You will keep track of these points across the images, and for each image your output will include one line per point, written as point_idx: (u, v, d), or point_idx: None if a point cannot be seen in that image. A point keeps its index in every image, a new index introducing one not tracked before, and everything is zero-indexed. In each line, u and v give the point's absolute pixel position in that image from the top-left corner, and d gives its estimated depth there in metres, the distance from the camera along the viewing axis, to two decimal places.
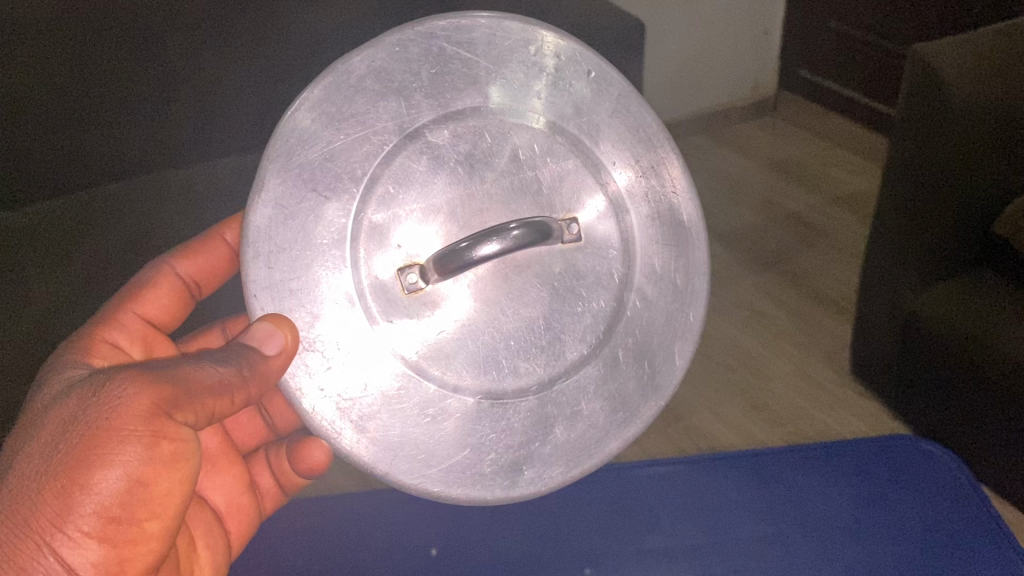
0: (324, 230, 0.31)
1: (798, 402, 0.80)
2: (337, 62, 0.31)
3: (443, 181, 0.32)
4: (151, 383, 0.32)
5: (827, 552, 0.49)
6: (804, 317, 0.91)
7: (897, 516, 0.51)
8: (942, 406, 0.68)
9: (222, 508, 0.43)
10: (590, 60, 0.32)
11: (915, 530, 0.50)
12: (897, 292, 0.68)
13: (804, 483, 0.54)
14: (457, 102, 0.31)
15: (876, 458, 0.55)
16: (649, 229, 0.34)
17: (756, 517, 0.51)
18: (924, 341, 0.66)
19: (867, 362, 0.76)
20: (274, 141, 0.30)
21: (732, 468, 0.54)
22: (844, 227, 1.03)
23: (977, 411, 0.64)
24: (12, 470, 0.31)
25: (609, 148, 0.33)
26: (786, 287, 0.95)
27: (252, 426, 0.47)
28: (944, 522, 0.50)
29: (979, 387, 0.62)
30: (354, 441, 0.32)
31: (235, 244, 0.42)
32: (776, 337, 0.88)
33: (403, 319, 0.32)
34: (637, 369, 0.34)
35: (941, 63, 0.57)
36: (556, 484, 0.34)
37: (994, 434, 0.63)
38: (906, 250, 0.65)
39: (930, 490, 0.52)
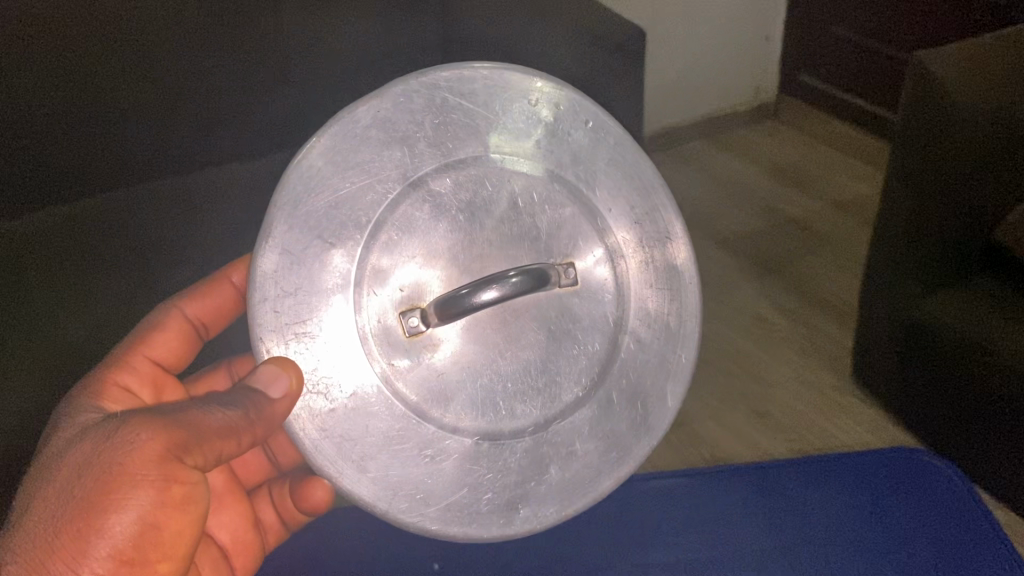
0: (332, 276, 0.32)
1: (801, 410, 0.82)
2: (344, 112, 0.32)
3: (444, 228, 0.33)
4: (163, 427, 0.33)
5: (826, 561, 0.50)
6: (806, 322, 0.92)
7: (898, 527, 0.52)
8: (946, 410, 0.69)
9: (227, 544, 0.44)
10: (588, 110, 0.34)
11: (914, 540, 0.51)
12: (899, 300, 0.68)
13: (804, 494, 0.54)
14: (458, 152, 0.33)
15: (876, 469, 0.56)
16: (645, 274, 0.35)
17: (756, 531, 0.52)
18: (927, 347, 0.67)
19: (870, 366, 0.77)
20: (283, 186, 0.32)
21: (733, 480, 0.55)
22: (845, 232, 1.05)
23: (981, 414, 0.65)
24: (30, 514, 0.32)
25: (606, 196, 0.34)
26: (788, 293, 0.96)
27: (256, 463, 0.48)
28: (944, 532, 0.51)
29: (982, 391, 0.63)
30: (355, 481, 0.33)
31: (241, 285, 0.43)
32: (779, 343, 0.90)
33: (403, 361, 0.33)
34: (631, 411, 0.35)
35: (942, 71, 0.58)
36: (552, 521, 0.35)
37: (998, 437, 0.64)
38: (907, 258, 0.66)
39: (930, 500, 0.53)
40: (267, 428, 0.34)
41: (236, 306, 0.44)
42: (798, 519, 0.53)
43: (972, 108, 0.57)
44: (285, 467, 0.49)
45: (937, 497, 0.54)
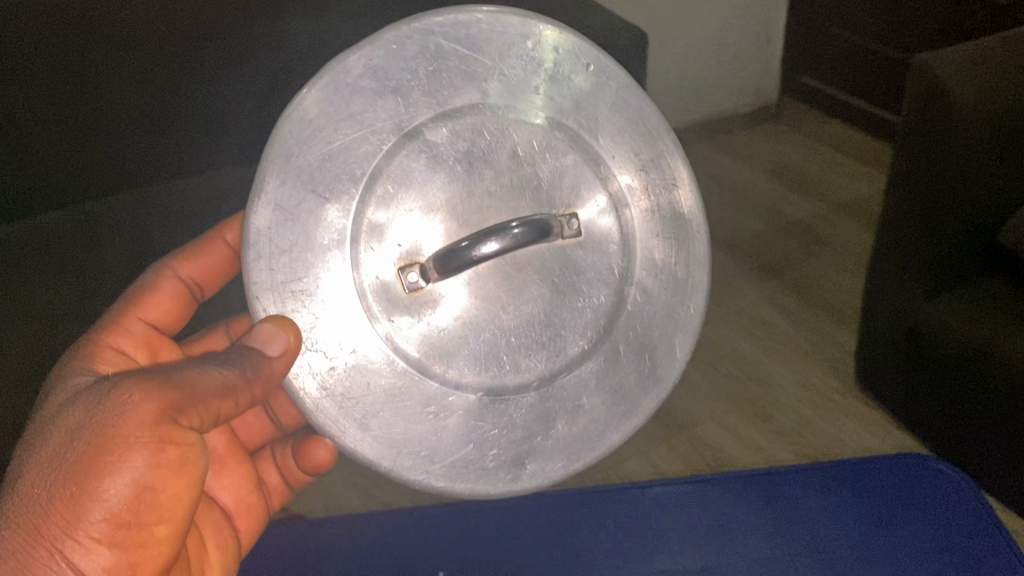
0: (327, 232, 0.31)
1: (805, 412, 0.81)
2: (334, 62, 0.31)
3: (442, 178, 0.32)
4: (157, 388, 0.32)
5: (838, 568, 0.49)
6: (808, 326, 0.91)
7: (909, 533, 0.51)
8: (950, 418, 0.68)
9: (231, 506, 0.44)
10: (589, 53, 0.33)
11: (926, 543, 0.50)
12: (902, 306, 0.68)
13: (810, 502, 0.53)
14: (454, 100, 0.32)
15: (884, 476, 0.55)
16: (650, 222, 0.34)
17: (768, 536, 0.51)
18: (930, 354, 0.66)
19: (873, 375, 0.76)
20: (273, 140, 0.31)
21: (743, 487, 0.54)
22: (846, 236, 1.04)
23: (986, 421, 0.64)
24: (21, 481, 0.31)
25: (609, 142, 0.33)
26: (789, 294, 0.96)
27: (258, 424, 0.47)
28: (956, 538, 0.50)
29: (987, 397, 0.62)
30: (358, 439, 0.32)
31: (235, 244, 0.43)
32: (780, 347, 0.89)
33: (404, 317, 0.32)
34: (639, 362, 0.34)
35: (944, 74, 0.57)
36: (559, 477, 0.34)
37: (1004, 445, 0.63)
38: (909, 263, 0.65)
39: (941, 506, 0.52)
40: (266, 387, 0.34)
41: (231, 264, 0.44)
42: (806, 526, 0.52)
43: (974, 108, 0.57)
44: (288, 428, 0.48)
45: (949, 503, 0.52)
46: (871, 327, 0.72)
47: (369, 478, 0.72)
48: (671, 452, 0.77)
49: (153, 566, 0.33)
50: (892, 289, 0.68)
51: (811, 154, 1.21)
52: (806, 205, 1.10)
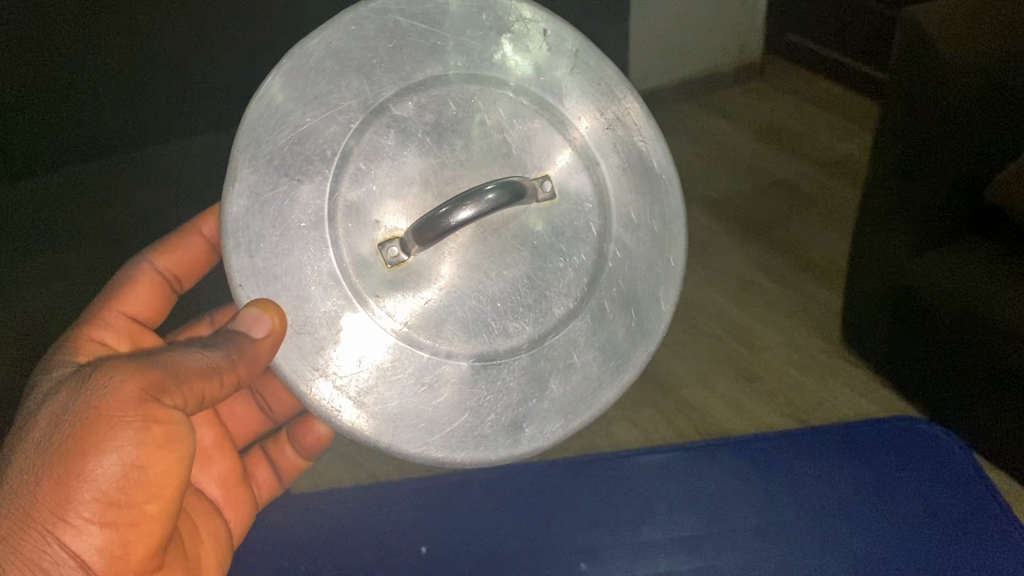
0: (301, 213, 0.32)
1: (792, 372, 0.82)
2: (294, 47, 0.31)
3: (413, 151, 0.32)
4: (140, 370, 0.33)
5: (830, 540, 0.50)
6: (792, 285, 0.92)
7: (900, 499, 0.52)
8: (937, 374, 0.69)
9: (219, 499, 0.44)
10: (544, 18, 0.33)
11: (921, 509, 0.52)
12: (888, 263, 0.68)
13: (804, 469, 0.54)
14: (418, 74, 0.32)
15: (877, 439, 0.56)
16: (621, 178, 0.34)
17: (756, 506, 0.52)
18: (915, 310, 0.67)
19: (860, 335, 0.77)
20: (240, 132, 0.31)
21: (729, 454, 0.55)
22: (834, 193, 1.04)
23: (965, 372, 0.65)
24: (11, 466, 0.32)
25: (574, 104, 0.33)
26: (772, 253, 0.97)
27: (248, 417, 0.48)
28: (948, 505, 0.52)
29: (971, 352, 0.63)
30: (355, 417, 0.32)
31: (212, 236, 0.42)
32: (764, 307, 0.90)
33: (394, 294, 0.33)
34: (625, 317, 0.34)
35: (930, 26, 0.57)
36: (557, 438, 0.34)
37: (989, 399, 0.64)
38: (894, 224, 0.66)
39: (932, 471, 0.54)
40: (250, 368, 0.33)
41: (208, 256, 0.43)
42: (793, 489, 0.53)
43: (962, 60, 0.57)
44: (282, 417, 0.49)
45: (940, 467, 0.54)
46: (856, 287, 0.74)
47: (355, 449, 0.73)
48: (658, 414, 0.78)
49: (147, 545, 0.34)
50: (880, 247, 0.68)
51: (794, 112, 1.22)
52: (792, 162, 1.11)
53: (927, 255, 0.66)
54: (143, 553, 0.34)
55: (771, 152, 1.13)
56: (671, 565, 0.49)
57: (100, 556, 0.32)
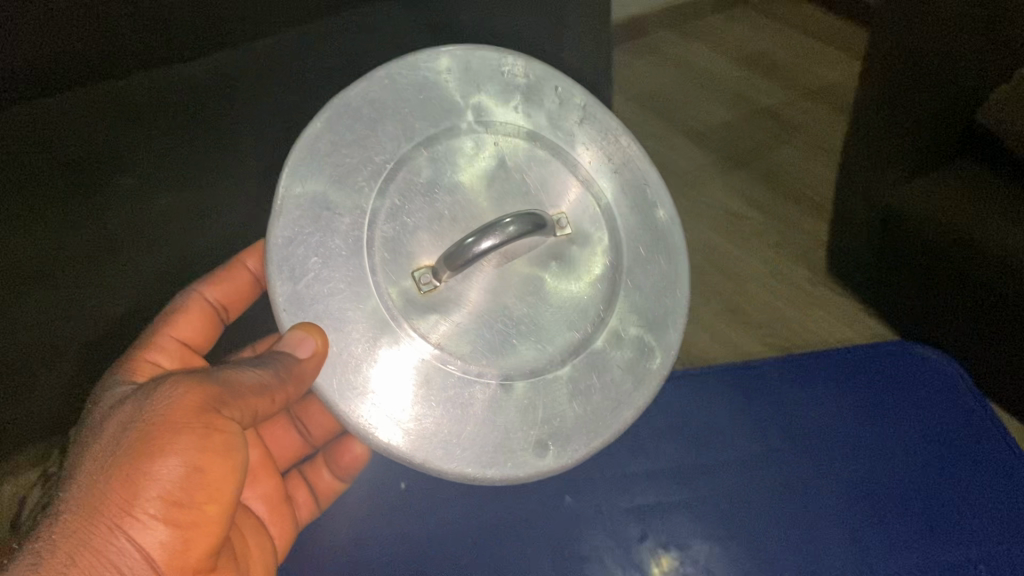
0: (342, 242, 0.35)
1: (774, 303, 0.90)
2: (335, 97, 0.35)
3: (443, 191, 0.36)
4: (200, 386, 0.37)
5: (829, 471, 0.55)
6: (776, 215, 1.00)
7: (900, 428, 0.57)
8: (928, 296, 0.73)
9: (264, 514, 0.48)
10: (555, 77, 0.38)
11: (919, 439, 0.57)
12: (879, 190, 0.72)
13: (796, 396, 0.59)
14: (445, 122, 0.36)
15: (871, 365, 0.61)
16: (631, 217, 0.38)
17: (751, 436, 0.57)
18: (903, 235, 0.71)
19: (850, 256, 0.82)
20: (285, 171, 0.34)
21: (721, 379, 0.60)
22: (817, 121, 1.12)
23: (951, 291, 0.70)
24: (84, 465, 0.36)
25: (583, 150, 0.38)
26: (757, 184, 1.04)
27: (288, 440, 0.54)
28: (943, 431, 0.57)
29: (955, 273, 0.68)
30: (394, 435, 0.35)
31: (256, 270, 0.46)
32: (750, 236, 0.97)
33: (422, 316, 0.36)
34: (638, 342, 0.38)
35: None
36: (582, 456, 0.36)
37: (977, 315, 0.68)
38: (885, 151, 0.70)
39: (930, 398, 0.59)
40: (296, 387, 0.37)
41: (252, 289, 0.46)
42: (786, 419, 0.58)
43: None
44: (317, 440, 0.55)
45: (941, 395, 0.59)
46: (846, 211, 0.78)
47: None
48: None
49: (205, 544, 0.37)
50: (872, 174, 0.72)
51: (780, 39, 1.28)
52: (778, 92, 1.18)
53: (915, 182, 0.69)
54: (201, 550, 0.37)
55: (757, 82, 1.20)
56: (657, 496, 0.54)
57: (163, 549, 0.35)
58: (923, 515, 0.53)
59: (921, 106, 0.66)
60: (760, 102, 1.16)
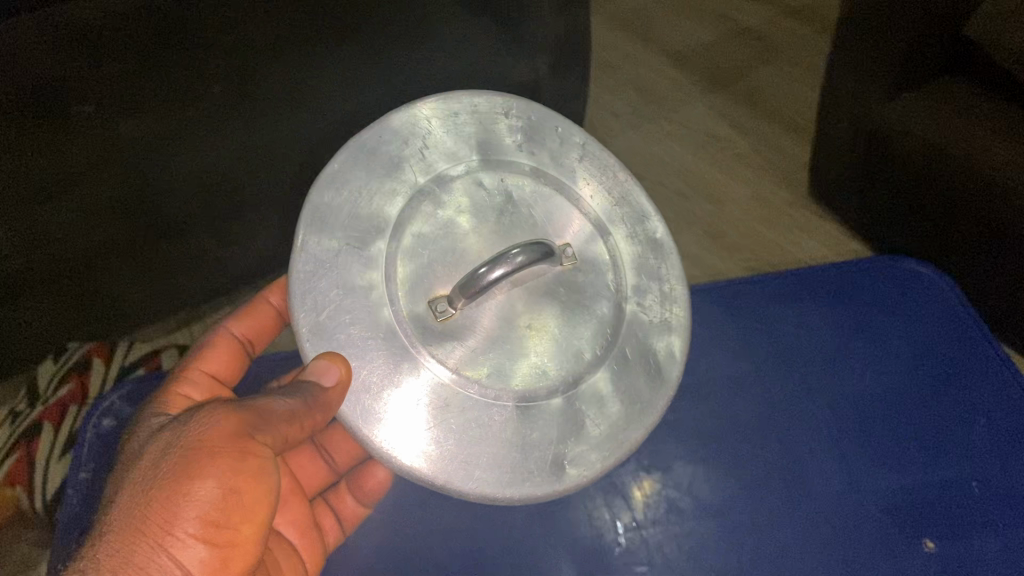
0: (360, 275, 0.37)
1: (756, 224, 0.95)
2: (352, 141, 0.38)
3: (457, 224, 0.39)
4: (235, 412, 0.41)
5: (811, 385, 0.63)
6: (758, 133, 1.04)
7: (887, 344, 0.65)
8: (912, 216, 0.78)
9: (296, 539, 0.50)
10: (555, 119, 0.43)
11: (910, 359, 0.64)
12: (862, 110, 0.76)
13: (785, 316, 0.67)
14: (455, 164, 0.40)
15: (860, 283, 0.68)
16: (633, 245, 0.42)
17: (739, 355, 0.65)
18: (886, 155, 0.75)
19: (834, 178, 0.87)
20: (305, 210, 0.37)
21: (712, 299, 0.68)
22: (798, 42, 1.16)
23: (933, 209, 0.74)
24: (124, 491, 0.38)
25: (583, 184, 0.42)
26: (738, 103, 1.08)
27: (313, 468, 0.56)
28: (933, 351, 0.64)
29: (937, 190, 0.71)
30: (416, 461, 0.37)
31: (276, 306, 0.52)
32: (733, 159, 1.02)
33: (437, 342, 0.38)
34: (644, 364, 0.41)
35: None
36: (597, 471, 0.39)
37: (959, 230, 0.72)
38: (865, 68, 0.73)
39: (918, 315, 0.66)
40: (324, 413, 0.38)
41: (273, 324, 0.52)
42: (778, 338, 0.66)
43: None
44: (342, 468, 0.57)
45: (929, 311, 0.66)
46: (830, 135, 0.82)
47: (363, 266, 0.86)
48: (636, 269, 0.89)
49: (242, 563, 0.39)
50: (855, 94, 0.76)
51: None
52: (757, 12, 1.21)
53: (899, 99, 0.73)
54: (237, 570, 0.39)
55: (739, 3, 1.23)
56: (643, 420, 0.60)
57: (203, 566, 0.37)
58: (907, 433, 0.61)
59: (909, 27, 0.69)
60: (740, 23, 1.19)
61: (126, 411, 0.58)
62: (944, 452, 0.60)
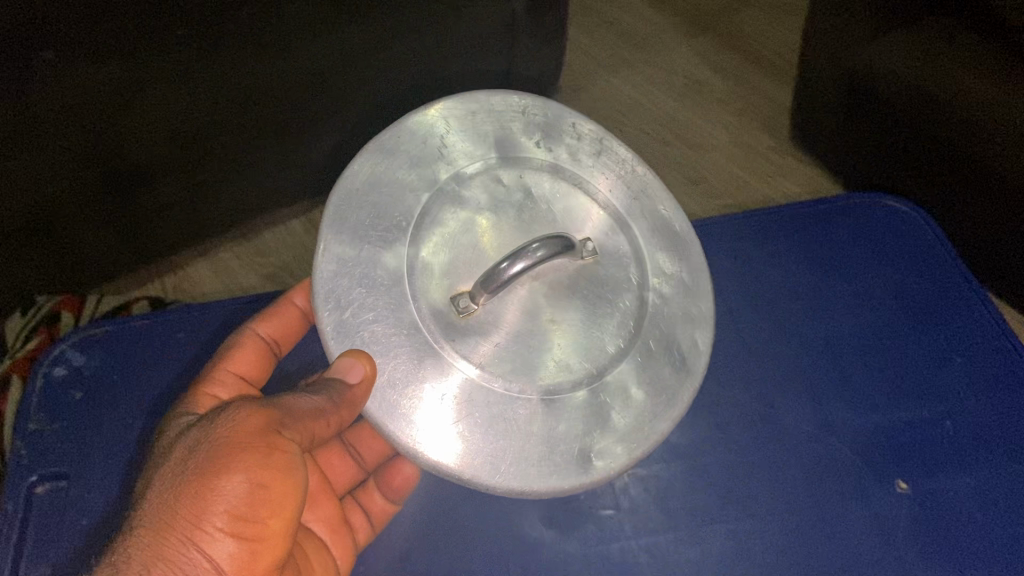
0: (383, 274, 0.38)
1: (735, 170, 0.95)
2: (371, 143, 0.40)
3: (479, 220, 0.40)
4: (261, 408, 0.41)
5: (786, 310, 0.67)
6: (741, 80, 1.04)
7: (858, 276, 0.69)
8: (892, 155, 0.80)
9: (325, 535, 0.52)
10: (572, 115, 0.44)
11: (880, 290, 0.69)
12: (849, 50, 0.78)
13: (758, 253, 0.71)
14: (472, 162, 0.41)
15: (832, 217, 0.73)
16: (654, 236, 0.43)
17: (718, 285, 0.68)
18: (869, 95, 0.77)
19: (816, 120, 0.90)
20: (326, 212, 0.38)
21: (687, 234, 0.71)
22: None
23: (914, 149, 0.76)
24: (152, 486, 0.39)
25: (601, 179, 0.43)
26: (721, 47, 1.08)
27: (342, 466, 0.58)
28: (902, 282, 0.69)
29: (918, 131, 0.74)
30: (442, 458, 0.37)
31: (303, 307, 0.54)
32: (713, 103, 1.02)
33: (461, 337, 0.39)
34: (667, 355, 0.41)
35: None
36: (622, 465, 0.39)
37: (937, 169, 0.74)
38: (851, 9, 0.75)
39: (888, 248, 0.71)
40: (351, 409, 0.38)
41: (299, 324, 0.54)
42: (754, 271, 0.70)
43: None
44: (371, 466, 0.58)
45: (898, 244, 0.71)
46: (816, 75, 0.85)
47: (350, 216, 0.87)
48: None
49: (270, 557, 0.40)
50: (842, 33, 0.78)
51: None
52: None
53: (883, 38, 0.74)
54: (265, 564, 0.40)
55: None
56: None
57: (232, 560, 0.38)
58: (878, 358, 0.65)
59: None
60: None
61: (81, 361, 0.61)
62: (925, 392, 0.64)
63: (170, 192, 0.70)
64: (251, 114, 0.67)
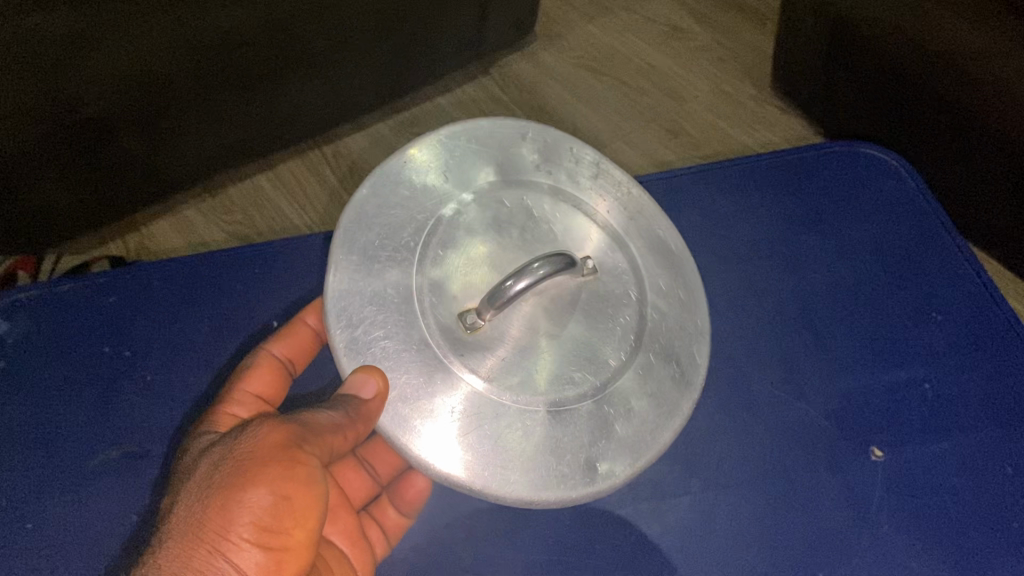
0: (394, 291, 0.43)
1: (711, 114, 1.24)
2: (379, 169, 0.46)
3: (483, 242, 0.45)
4: (280, 426, 0.45)
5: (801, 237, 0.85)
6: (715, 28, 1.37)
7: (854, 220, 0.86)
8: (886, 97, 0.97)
9: (345, 545, 0.59)
10: (567, 140, 0.51)
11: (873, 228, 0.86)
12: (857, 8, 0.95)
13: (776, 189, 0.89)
14: (476, 184, 0.47)
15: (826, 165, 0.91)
16: (648, 254, 0.49)
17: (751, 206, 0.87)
18: (871, 43, 0.94)
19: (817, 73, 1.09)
20: (339, 235, 0.44)
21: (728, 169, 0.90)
22: None
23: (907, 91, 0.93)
24: (181, 502, 0.42)
25: (597, 200, 0.50)
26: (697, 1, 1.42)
27: (357, 480, 0.66)
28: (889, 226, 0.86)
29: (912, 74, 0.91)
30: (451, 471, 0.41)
31: (314, 325, 0.61)
32: (689, 47, 1.34)
33: (466, 352, 0.43)
34: (667, 366, 0.46)
35: None
36: (625, 473, 0.44)
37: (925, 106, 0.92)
38: None
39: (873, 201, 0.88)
40: (366, 425, 0.42)
41: (311, 342, 0.61)
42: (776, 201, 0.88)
43: None
44: (382, 480, 0.67)
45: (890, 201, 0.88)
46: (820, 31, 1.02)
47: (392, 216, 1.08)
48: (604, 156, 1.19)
49: (297, 566, 0.42)
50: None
51: None
52: None
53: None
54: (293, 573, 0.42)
55: None
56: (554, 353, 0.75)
57: (259, 569, 0.40)
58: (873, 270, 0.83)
59: None
60: None
61: (7, 327, 0.75)
62: (906, 304, 0.80)
63: (135, 133, 0.89)
64: (176, 55, 0.84)
